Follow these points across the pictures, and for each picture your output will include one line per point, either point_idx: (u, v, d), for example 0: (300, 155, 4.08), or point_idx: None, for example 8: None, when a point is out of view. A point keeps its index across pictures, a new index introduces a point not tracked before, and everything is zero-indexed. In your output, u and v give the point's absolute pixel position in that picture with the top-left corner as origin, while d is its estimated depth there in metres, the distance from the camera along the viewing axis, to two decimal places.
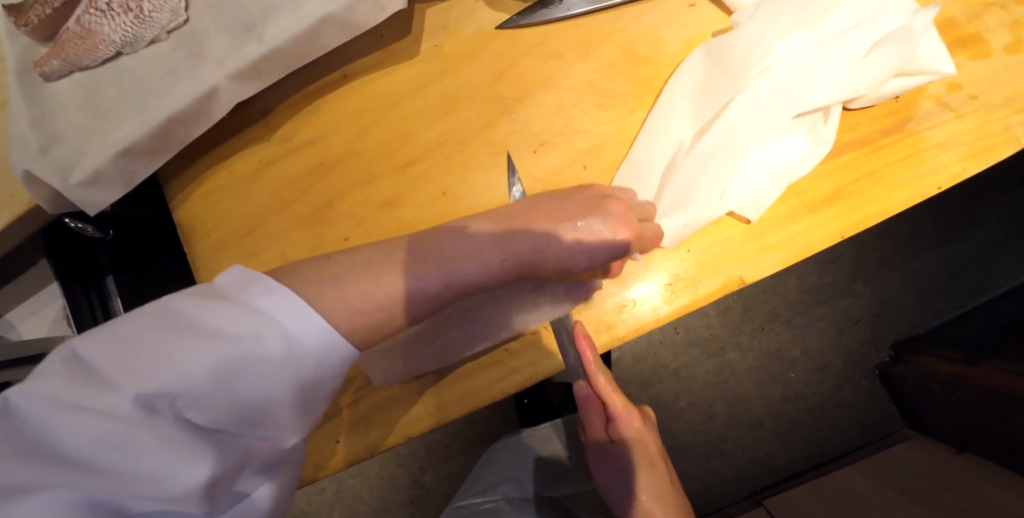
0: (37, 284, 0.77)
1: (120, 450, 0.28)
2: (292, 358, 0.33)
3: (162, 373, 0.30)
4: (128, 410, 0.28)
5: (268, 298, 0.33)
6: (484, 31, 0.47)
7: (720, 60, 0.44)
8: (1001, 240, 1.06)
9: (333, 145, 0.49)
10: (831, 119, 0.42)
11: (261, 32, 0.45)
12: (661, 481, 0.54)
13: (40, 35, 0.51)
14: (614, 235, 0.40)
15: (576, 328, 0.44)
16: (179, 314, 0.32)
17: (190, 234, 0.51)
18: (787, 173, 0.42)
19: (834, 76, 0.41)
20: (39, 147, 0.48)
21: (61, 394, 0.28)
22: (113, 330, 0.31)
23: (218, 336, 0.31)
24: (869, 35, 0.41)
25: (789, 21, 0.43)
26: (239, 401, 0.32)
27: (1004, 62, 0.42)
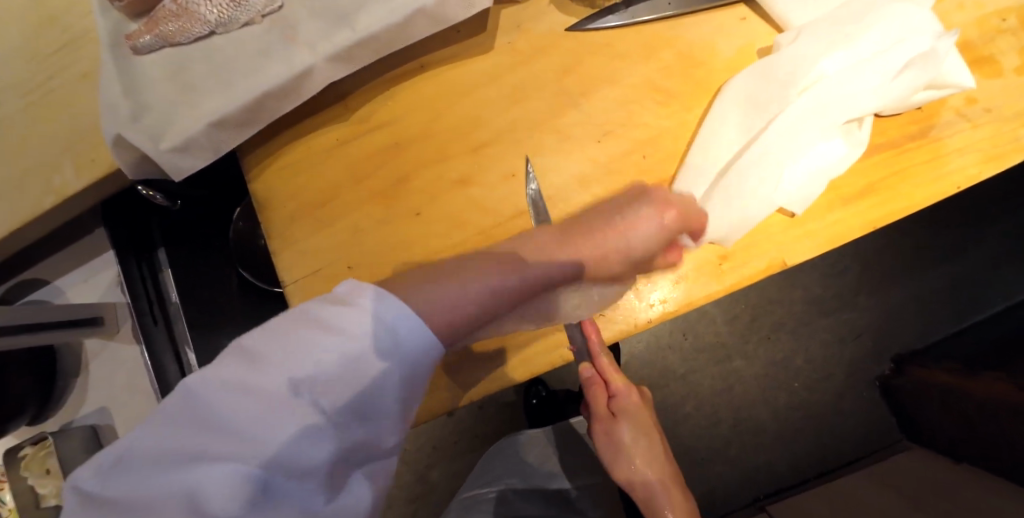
0: (90, 253, 0.83)
1: (273, 428, 0.34)
2: (400, 351, 0.38)
3: (304, 364, 0.35)
4: (276, 394, 0.34)
5: (378, 300, 0.38)
6: (554, 32, 0.52)
7: (767, 70, 0.49)
8: (998, 260, 1.12)
9: (408, 126, 0.54)
10: (865, 125, 0.47)
11: (353, 21, 0.50)
12: (655, 449, 0.59)
13: (131, 11, 0.55)
14: (669, 214, 0.47)
15: (586, 329, 0.49)
16: (308, 315, 0.37)
17: (263, 203, 0.55)
18: (827, 169, 0.46)
19: (869, 86, 0.46)
20: (130, 114, 0.52)
21: (232, 380, 0.34)
22: (264, 327, 0.37)
23: (339, 332, 0.36)
24: (901, 52, 0.46)
25: (830, 38, 0.48)
26: (358, 391, 0.37)
27: (1014, 81, 0.47)
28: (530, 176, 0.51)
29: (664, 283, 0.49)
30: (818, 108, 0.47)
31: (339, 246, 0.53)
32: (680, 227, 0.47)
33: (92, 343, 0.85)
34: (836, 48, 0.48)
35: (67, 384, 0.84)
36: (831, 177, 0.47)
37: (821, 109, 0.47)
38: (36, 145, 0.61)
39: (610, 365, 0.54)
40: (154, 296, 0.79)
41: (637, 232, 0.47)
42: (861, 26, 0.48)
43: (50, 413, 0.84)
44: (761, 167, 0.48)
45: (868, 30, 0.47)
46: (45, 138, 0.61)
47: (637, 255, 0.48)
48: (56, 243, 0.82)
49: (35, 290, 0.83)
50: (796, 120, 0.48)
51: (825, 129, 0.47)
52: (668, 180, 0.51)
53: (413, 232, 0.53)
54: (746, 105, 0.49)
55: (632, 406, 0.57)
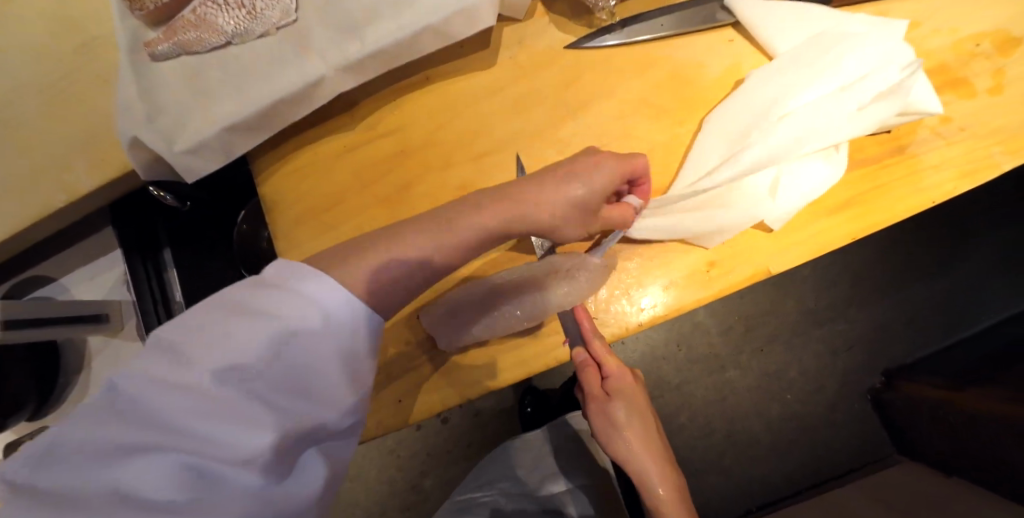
0: (98, 253, 0.85)
1: (205, 413, 0.34)
2: (330, 327, 0.39)
3: (230, 349, 0.35)
4: (210, 380, 0.35)
5: (306, 279, 0.39)
6: (553, 48, 0.55)
7: (747, 97, 0.52)
8: (987, 275, 1.14)
9: (413, 136, 0.56)
10: (842, 148, 0.49)
11: (362, 34, 0.53)
12: (649, 428, 0.59)
13: (151, 19, 0.57)
14: (603, 163, 0.48)
15: (578, 317, 0.51)
16: (238, 300, 0.38)
17: (273, 206, 0.57)
18: (807, 193, 0.49)
19: (843, 114, 0.49)
20: (147, 117, 0.55)
21: (156, 373, 0.34)
22: (183, 320, 0.37)
23: (269, 314, 0.37)
24: (873, 82, 0.48)
25: (803, 66, 0.51)
26: (294, 371, 0.38)
27: (987, 102, 0.50)
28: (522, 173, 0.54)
29: (656, 290, 0.51)
30: (797, 133, 0.49)
31: None
32: (613, 180, 0.48)
33: (95, 341, 0.86)
34: (813, 79, 0.50)
35: (69, 381, 0.85)
36: (811, 200, 0.49)
37: (799, 133, 0.49)
38: (53, 145, 0.64)
39: (604, 348, 0.53)
40: (158, 295, 0.80)
41: (569, 193, 0.47)
42: (836, 56, 0.50)
43: (50, 410, 0.85)
44: (743, 186, 0.50)
45: (842, 60, 0.50)
46: (62, 140, 0.64)
47: (576, 212, 0.47)
48: (65, 243, 0.84)
49: (40, 287, 0.84)
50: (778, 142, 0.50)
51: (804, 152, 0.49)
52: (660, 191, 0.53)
53: None
54: (731, 129, 0.51)
55: (625, 386, 0.58)
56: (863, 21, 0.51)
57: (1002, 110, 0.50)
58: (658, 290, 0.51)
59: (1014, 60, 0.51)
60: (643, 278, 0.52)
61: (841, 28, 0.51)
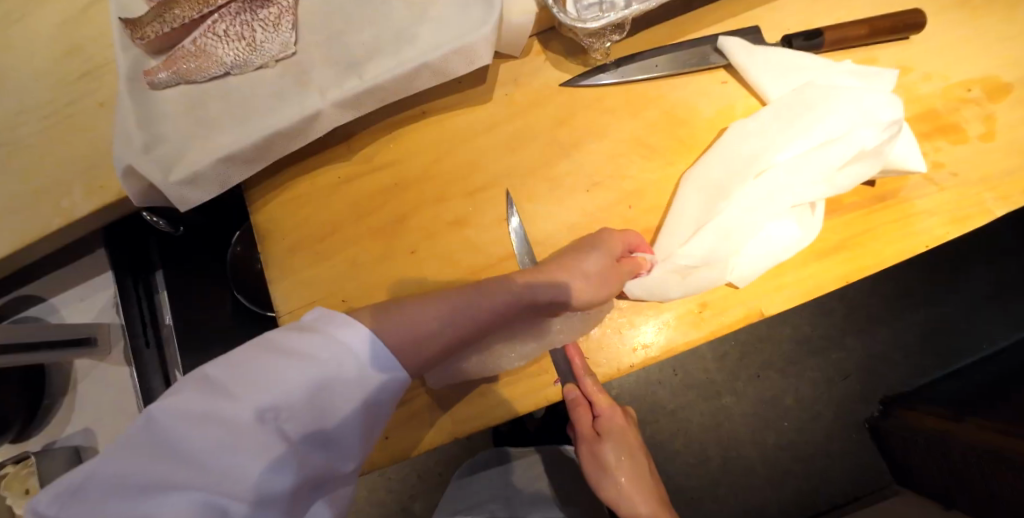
0: (89, 273, 0.85)
1: (237, 454, 0.35)
2: (362, 380, 0.39)
3: (269, 392, 0.36)
4: (246, 421, 0.35)
5: (341, 325, 0.40)
6: (549, 86, 0.56)
7: (724, 153, 0.52)
8: (981, 305, 1.14)
9: (408, 170, 0.56)
10: (818, 209, 0.49)
11: (362, 70, 0.53)
12: (642, 470, 0.57)
13: (151, 48, 0.58)
14: (613, 235, 0.50)
15: (570, 354, 0.50)
16: (277, 341, 0.39)
17: (267, 235, 0.57)
18: (779, 252, 0.49)
19: (818, 174, 0.49)
20: (143, 146, 0.54)
21: (196, 408, 0.35)
22: (229, 356, 0.38)
23: (307, 360, 0.38)
24: (848, 145, 0.48)
25: (782, 124, 0.51)
26: (319, 416, 0.38)
27: (978, 147, 0.51)
28: (511, 210, 0.54)
29: (643, 331, 0.51)
30: (773, 191, 0.49)
31: (337, 281, 0.55)
32: (620, 249, 0.50)
33: (82, 363, 0.85)
34: (792, 137, 0.50)
35: (53, 404, 0.84)
36: (782, 259, 0.49)
37: (776, 191, 0.49)
38: (50, 170, 0.63)
39: (596, 386, 0.51)
40: (147, 319, 0.79)
41: (588, 266, 0.48)
42: (815, 116, 0.50)
43: (32, 433, 0.83)
44: (721, 243, 0.49)
45: (821, 119, 0.50)
46: (59, 165, 0.63)
47: (601, 282, 0.48)
48: (56, 263, 0.84)
49: (30, 307, 0.83)
50: (752, 200, 0.50)
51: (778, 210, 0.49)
52: (652, 230, 0.53)
53: (409, 269, 0.55)
54: (708, 184, 0.51)
55: (616, 427, 0.57)
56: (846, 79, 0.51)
57: (993, 157, 0.50)
58: (647, 329, 0.51)
59: (1004, 107, 0.52)
60: (631, 319, 0.51)
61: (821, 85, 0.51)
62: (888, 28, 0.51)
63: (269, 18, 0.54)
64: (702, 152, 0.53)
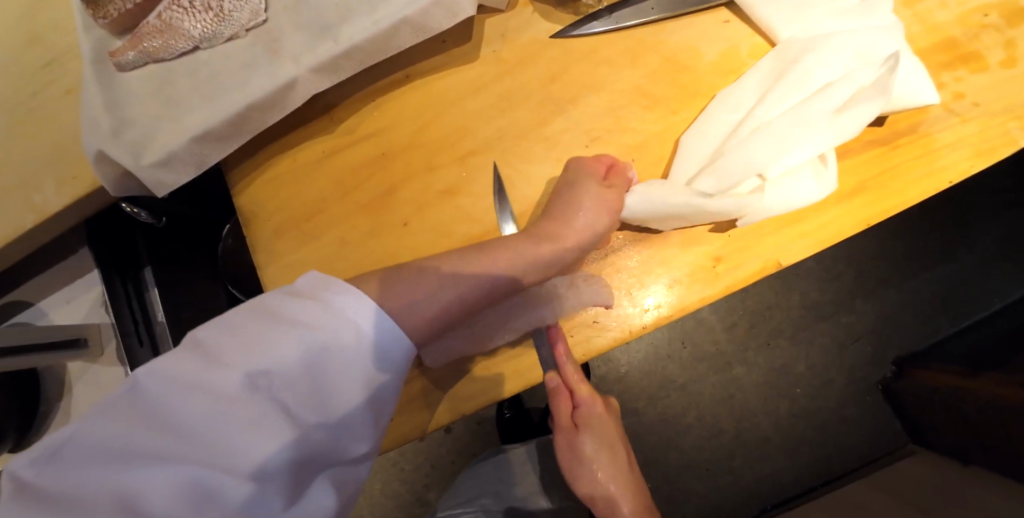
0: (75, 274, 0.82)
1: (228, 419, 0.33)
2: (360, 348, 0.38)
3: (264, 356, 0.35)
4: (238, 385, 0.34)
5: (340, 292, 0.38)
6: (539, 39, 0.52)
7: (718, 120, 0.49)
8: (994, 258, 1.11)
9: (395, 138, 0.53)
10: (829, 163, 0.46)
11: (337, 33, 0.50)
12: (619, 462, 0.54)
13: (115, 28, 0.54)
14: (585, 160, 0.49)
15: (552, 340, 0.48)
16: (276, 309, 0.38)
17: (251, 218, 0.54)
18: (794, 210, 0.45)
19: (819, 124, 0.46)
20: (112, 129, 0.51)
21: (189, 371, 0.34)
22: (226, 322, 0.37)
23: (305, 326, 0.36)
24: (845, 90, 0.46)
25: (773, 78, 0.49)
26: (316, 388, 0.36)
27: (1000, 75, 0.47)
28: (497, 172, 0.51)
29: (648, 293, 0.48)
30: (774, 142, 0.46)
31: (325, 260, 0.52)
32: (600, 171, 0.48)
33: (74, 366, 0.83)
34: (786, 94, 0.48)
35: (49, 410, 0.82)
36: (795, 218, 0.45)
37: (780, 147, 0.46)
38: (17, 162, 0.60)
39: (577, 373, 0.49)
40: (139, 317, 0.76)
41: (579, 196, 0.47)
42: (806, 69, 0.48)
43: (32, 440, 0.81)
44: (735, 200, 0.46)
45: (812, 70, 0.48)
46: (25, 157, 0.60)
47: (596, 207, 0.46)
48: (40, 265, 0.81)
49: (18, 312, 0.81)
50: (752, 151, 0.47)
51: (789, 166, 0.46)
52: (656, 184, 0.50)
53: (401, 243, 0.52)
54: (705, 147, 0.49)
55: (595, 418, 0.53)
56: (841, 17, 0.48)
57: (1017, 84, 0.47)
58: (652, 292, 0.48)
59: None
60: (632, 286, 0.49)
61: (811, 32, 0.49)
62: None
63: None
64: (696, 118, 0.50)
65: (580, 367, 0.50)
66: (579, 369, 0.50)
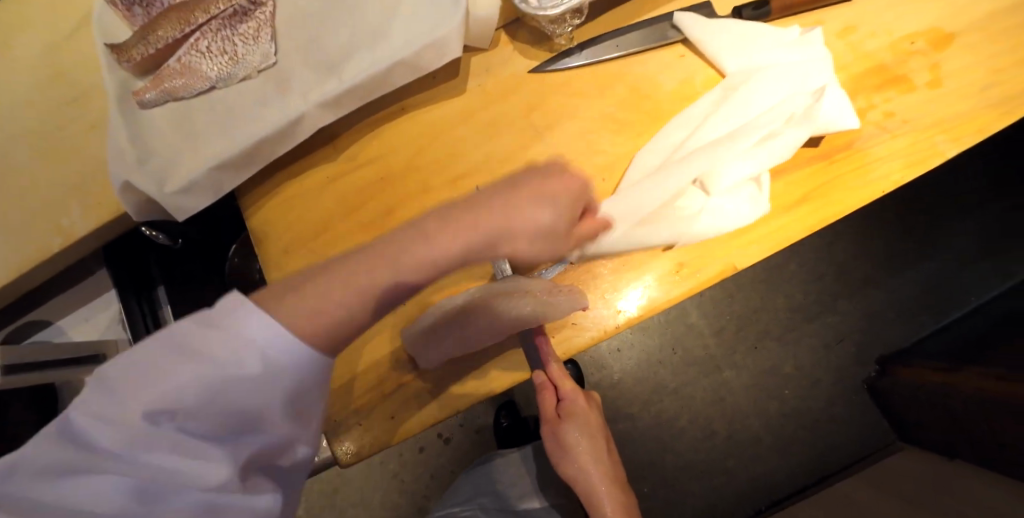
0: (92, 295, 0.88)
1: (145, 452, 0.33)
2: (268, 368, 0.36)
3: (168, 389, 0.34)
4: (146, 421, 0.33)
5: (239, 316, 0.36)
6: (520, 74, 0.59)
7: (667, 139, 0.55)
8: (967, 257, 1.17)
9: (391, 163, 0.59)
10: (764, 184, 0.52)
11: (339, 72, 0.57)
12: (599, 447, 0.60)
13: (138, 70, 0.60)
14: (552, 176, 0.44)
15: (539, 342, 0.53)
16: (174, 337, 0.35)
17: (263, 238, 0.60)
18: (726, 223, 0.52)
19: (749, 149, 0.53)
20: (137, 160, 0.57)
21: (95, 411, 0.33)
22: (127, 353, 0.35)
23: (204, 356, 0.35)
24: (772, 119, 0.53)
25: (716, 99, 0.56)
26: (230, 414, 0.36)
27: (926, 95, 0.54)
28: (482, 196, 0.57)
29: (620, 296, 0.54)
30: (715, 161, 0.53)
31: None
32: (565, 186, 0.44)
33: None
34: (728, 117, 0.55)
35: None
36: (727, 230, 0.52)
37: (716, 165, 0.53)
38: (47, 192, 0.66)
39: (561, 371, 0.56)
40: (154, 331, 0.80)
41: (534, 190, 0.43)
42: (745, 97, 0.55)
43: None
44: (663, 214, 0.53)
45: (750, 99, 0.55)
46: (55, 188, 0.66)
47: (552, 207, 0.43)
48: (62, 286, 0.87)
49: (37, 331, 0.86)
50: (694, 169, 0.53)
51: (726, 185, 0.52)
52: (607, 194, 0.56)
53: None
54: (655, 161, 0.55)
55: (578, 411, 0.59)
56: (781, 50, 0.55)
57: (941, 103, 0.53)
58: (624, 296, 0.54)
59: (949, 55, 0.55)
60: (603, 292, 0.54)
61: (751, 64, 0.55)
62: None
63: (249, 31, 0.57)
64: (652, 136, 0.56)
65: (561, 363, 0.55)
66: (563, 366, 0.56)
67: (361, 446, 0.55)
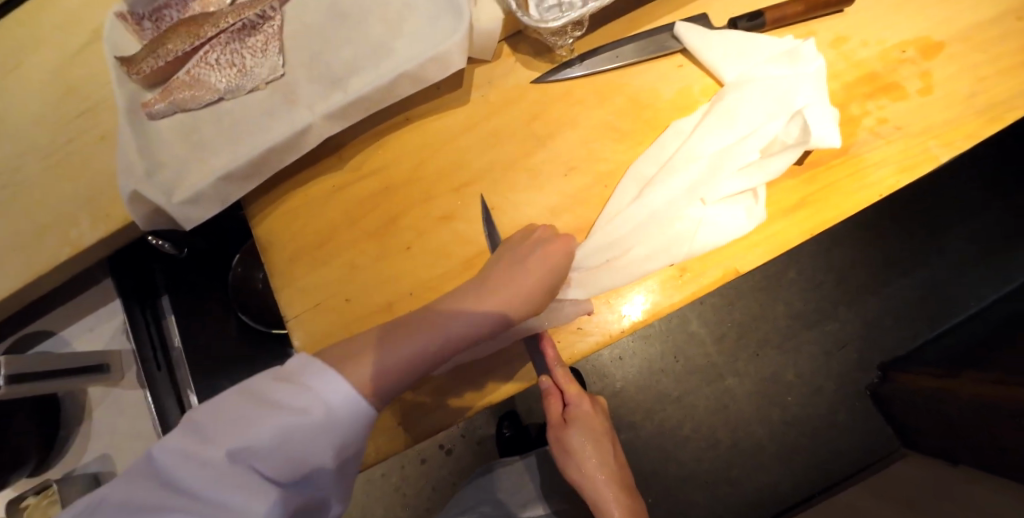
0: (97, 305, 0.88)
1: (216, 490, 0.38)
2: (329, 424, 0.42)
3: (246, 434, 0.40)
4: (224, 460, 0.39)
5: (317, 376, 0.43)
6: (522, 85, 0.60)
7: (660, 151, 0.56)
8: (964, 262, 1.18)
9: (396, 173, 0.60)
10: (759, 198, 0.53)
11: (346, 85, 0.58)
12: (605, 451, 0.60)
13: (147, 82, 0.61)
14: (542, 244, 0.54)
15: (543, 344, 0.54)
16: (258, 390, 0.42)
17: (268, 247, 0.61)
18: (720, 237, 0.53)
19: (738, 167, 0.54)
20: (146, 171, 0.58)
21: (185, 448, 0.39)
22: (217, 400, 0.42)
23: (281, 408, 0.41)
24: (759, 138, 0.54)
25: (703, 112, 0.57)
26: (292, 461, 0.41)
27: (918, 102, 0.55)
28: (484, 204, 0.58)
29: (623, 301, 0.54)
30: (706, 176, 0.55)
31: (334, 282, 0.59)
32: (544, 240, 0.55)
33: (96, 391, 0.87)
34: (718, 132, 0.55)
35: (69, 432, 0.87)
36: (723, 243, 0.53)
37: (705, 182, 0.55)
38: (56, 203, 0.67)
39: (566, 375, 0.56)
40: (157, 342, 0.81)
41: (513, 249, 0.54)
42: (735, 110, 0.55)
43: (51, 463, 0.86)
44: (655, 228, 0.54)
45: (740, 113, 0.55)
46: (64, 199, 0.67)
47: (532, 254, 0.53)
48: (67, 297, 0.88)
49: (42, 341, 0.87)
50: (685, 185, 0.55)
51: (716, 201, 0.54)
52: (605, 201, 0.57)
53: (403, 265, 0.58)
54: (648, 174, 0.56)
55: (583, 415, 0.59)
56: (773, 63, 0.56)
57: (933, 110, 0.55)
58: (626, 301, 0.54)
59: (939, 63, 0.56)
60: (604, 297, 0.55)
61: (740, 77, 0.56)
62: (823, 3, 0.56)
63: (258, 45, 0.59)
64: (648, 146, 0.57)
65: (566, 367, 0.55)
66: (568, 371, 0.56)
67: (368, 453, 0.55)
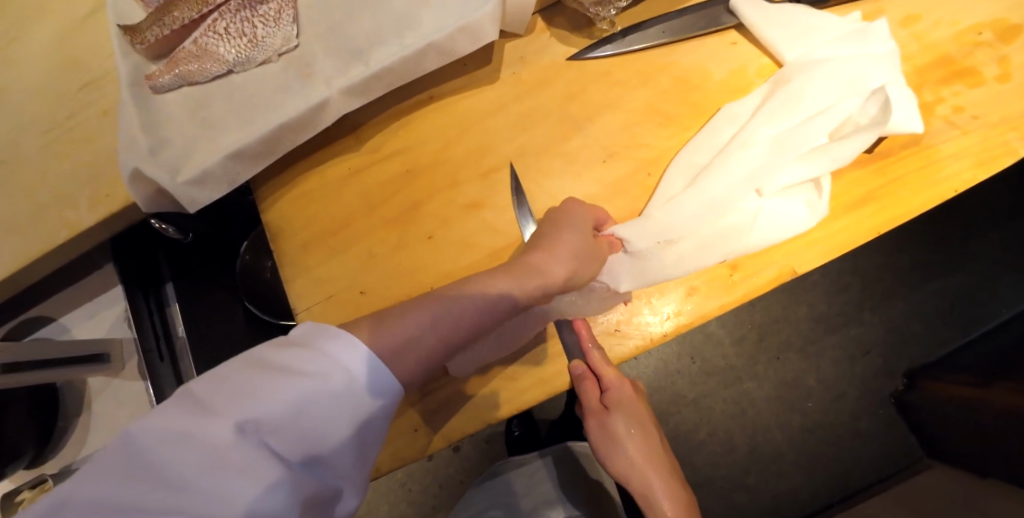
0: (98, 291, 0.84)
1: (220, 471, 0.32)
2: (349, 392, 0.37)
3: (255, 405, 0.34)
4: (228, 437, 0.33)
5: (332, 339, 0.38)
6: (557, 62, 0.55)
7: (713, 136, 0.51)
8: (998, 268, 1.12)
9: (419, 155, 0.56)
10: (823, 188, 0.48)
11: (367, 58, 0.53)
12: (649, 438, 0.56)
13: (151, 53, 0.57)
14: (581, 208, 0.50)
15: (577, 326, 0.50)
16: (266, 359, 0.37)
17: (280, 233, 0.56)
18: (780, 230, 0.48)
19: (803, 152, 0.49)
20: (150, 149, 0.53)
21: (180, 427, 0.33)
22: (217, 372, 0.37)
23: (293, 375, 0.36)
24: (829, 119, 0.49)
25: (761, 95, 0.52)
26: (306, 438, 0.36)
27: (996, 89, 0.50)
28: (518, 190, 0.53)
29: (660, 299, 0.50)
30: (768, 162, 0.49)
31: (351, 272, 0.54)
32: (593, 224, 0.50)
33: (96, 382, 0.84)
34: (779, 114, 0.50)
35: (68, 424, 0.83)
36: (785, 236, 0.48)
37: (767, 168, 0.49)
38: (52, 182, 0.63)
39: (603, 362, 0.51)
40: (160, 331, 0.79)
41: (568, 244, 0.47)
42: (800, 89, 0.50)
43: (48, 456, 0.82)
44: (709, 221, 0.49)
45: (806, 92, 0.50)
46: (61, 177, 0.63)
47: (582, 260, 0.47)
48: (66, 281, 0.83)
49: (40, 328, 0.83)
50: (745, 171, 0.49)
51: (778, 191, 0.49)
52: (649, 191, 0.52)
53: (425, 255, 0.54)
54: (699, 161, 0.51)
55: (624, 399, 0.55)
56: (840, 40, 0.51)
57: (1012, 98, 0.50)
58: (662, 302, 0.50)
59: (1018, 47, 0.51)
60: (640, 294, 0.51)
61: (804, 56, 0.51)
62: None
63: (270, 12, 0.54)
64: (697, 132, 0.52)
65: (610, 362, 0.51)
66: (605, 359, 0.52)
67: (384, 459, 0.51)
